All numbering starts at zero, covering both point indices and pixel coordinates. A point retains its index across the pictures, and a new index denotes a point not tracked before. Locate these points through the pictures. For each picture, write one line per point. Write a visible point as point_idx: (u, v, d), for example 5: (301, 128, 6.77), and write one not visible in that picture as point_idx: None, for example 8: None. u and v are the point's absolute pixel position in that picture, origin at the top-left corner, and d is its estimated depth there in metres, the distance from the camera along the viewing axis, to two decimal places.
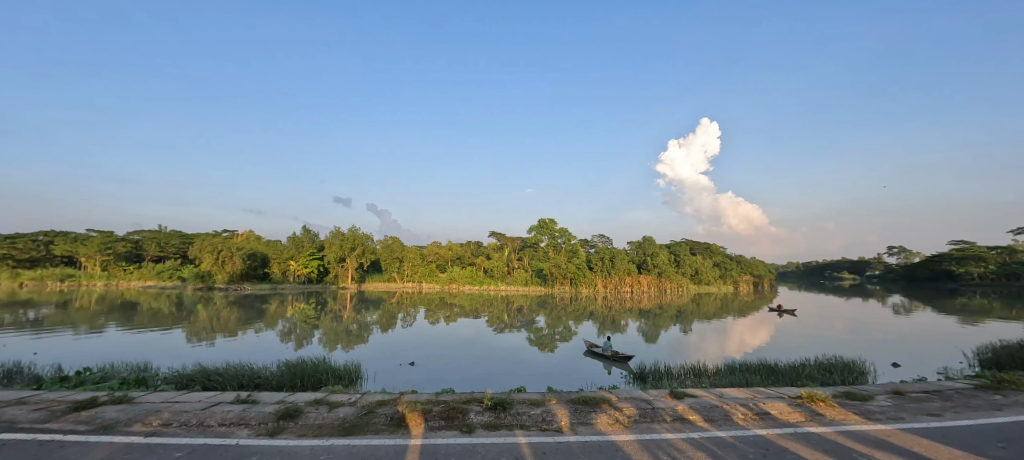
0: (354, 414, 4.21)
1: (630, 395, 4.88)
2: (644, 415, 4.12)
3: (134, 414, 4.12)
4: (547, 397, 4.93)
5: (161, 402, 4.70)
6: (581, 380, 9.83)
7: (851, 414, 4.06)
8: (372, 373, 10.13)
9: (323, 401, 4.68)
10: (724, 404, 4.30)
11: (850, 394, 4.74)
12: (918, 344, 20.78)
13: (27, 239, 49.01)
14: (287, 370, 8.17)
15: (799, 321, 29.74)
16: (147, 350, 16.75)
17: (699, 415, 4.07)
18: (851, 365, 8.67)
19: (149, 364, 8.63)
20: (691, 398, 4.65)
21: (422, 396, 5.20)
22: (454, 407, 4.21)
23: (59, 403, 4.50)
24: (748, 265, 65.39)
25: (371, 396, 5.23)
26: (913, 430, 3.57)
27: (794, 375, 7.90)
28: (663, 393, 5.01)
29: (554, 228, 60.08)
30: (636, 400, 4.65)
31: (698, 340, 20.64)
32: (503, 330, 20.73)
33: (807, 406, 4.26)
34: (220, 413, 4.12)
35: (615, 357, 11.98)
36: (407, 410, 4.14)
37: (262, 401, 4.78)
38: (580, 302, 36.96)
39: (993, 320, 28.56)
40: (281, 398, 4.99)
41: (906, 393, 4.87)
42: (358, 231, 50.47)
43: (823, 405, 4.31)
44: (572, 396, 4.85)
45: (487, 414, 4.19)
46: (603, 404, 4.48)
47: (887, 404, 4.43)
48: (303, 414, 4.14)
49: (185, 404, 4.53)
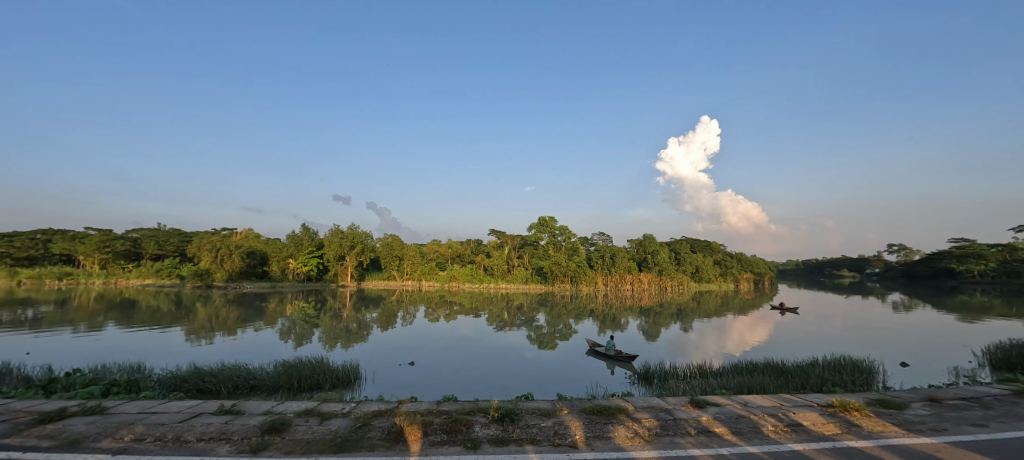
0: (346, 427, 4.01)
1: (647, 404, 4.68)
2: (665, 428, 3.93)
3: (105, 427, 3.91)
4: (557, 406, 4.74)
5: (138, 412, 4.49)
6: (586, 381, 9.45)
7: (890, 425, 3.87)
8: (372, 375, 9.71)
9: (313, 411, 4.46)
10: (751, 415, 4.11)
11: (884, 401, 4.57)
12: (922, 341, 20.67)
13: (26, 237, 48.68)
14: (283, 371, 7.97)
15: (800, 318, 29.71)
16: (140, 350, 16.33)
17: (726, 427, 3.87)
18: (866, 366, 8.46)
19: (141, 363, 8.44)
20: (713, 407, 4.46)
21: (421, 404, 4.97)
22: (456, 419, 4.01)
23: (26, 414, 4.30)
24: (749, 262, 64.99)
25: (368, 404, 5.03)
26: (962, 443, 3.38)
27: (804, 375, 7.65)
28: (683, 401, 4.82)
29: (553, 225, 59.70)
30: (654, 410, 4.46)
31: (697, 338, 20.37)
32: (504, 329, 20.39)
33: (840, 417, 4.07)
34: (199, 427, 3.92)
35: (619, 357, 11.65)
36: (406, 423, 3.93)
37: (247, 412, 4.55)
38: (580, 300, 36.89)
39: (995, 317, 28.44)
40: (269, 408, 4.76)
41: (944, 402, 4.66)
42: (358, 229, 50.19)
43: (857, 415, 4.13)
44: (585, 405, 4.65)
45: (493, 427, 3.99)
46: (620, 414, 4.29)
47: (926, 413, 4.23)
48: (290, 427, 3.93)
49: (163, 416, 4.32)
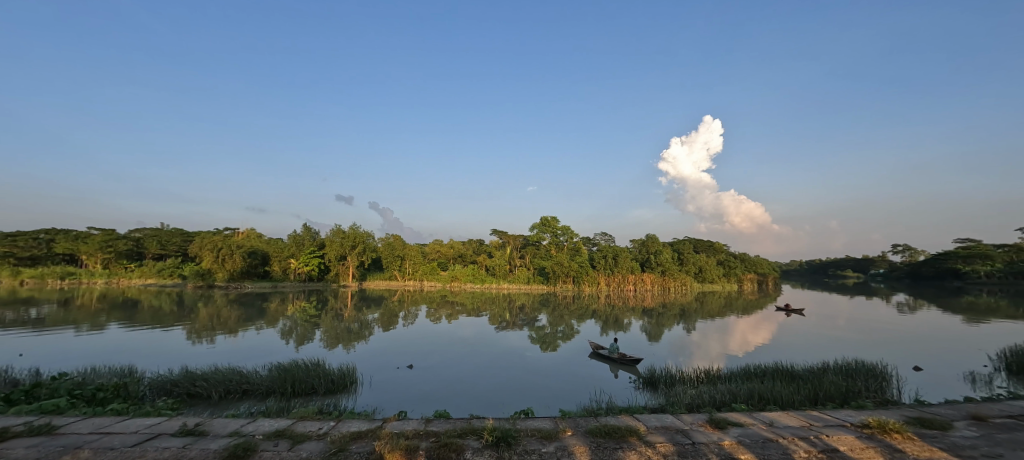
0: (318, 453, 3.81)
1: (661, 424, 4.55)
2: (683, 454, 3.79)
3: (48, 452, 3.78)
4: (559, 426, 4.52)
5: (90, 433, 4.37)
6: (590, 387, 8.98)
7: (936, 451, 3.87)
8: (368, 379, 9.30)
9: (284, 433, 4.30)
10: (780, 439, 4.06)
11: (926, 422, 4.57)
12: (929, 342, 20.47)
13: (28, 237, 48.70)
14: (276, 374, 7.74)
15: (806, 319, 29.47)
16: (139, 350, 16.11)
17: (753, 453, 3.78)
18: (879, 370, 8.25)
19: (133, 367, 8.16)
20: (734, 429, 4.37)
21: (407, 424, 4.77)
22: (446, 445, 3.80)
23: None
24: (753, 262, 64.44)
25: (348, 424, 4.83)
26: None
27: (817, 379, 7.38)
28: (701, 420, 4.73)
29: (556, 225, 59.36)
30: (669, 431, 4.35)
31: (701, 338, 20.24)
32: (505, 330, 20.32)
33: (880, 441, 4.05)
34: (153, 453, 3.82)
35: (622, 360, 11.27)
36: (386, 449, 3.70)
37: (211, 433, 4.38)
38: (582, 301, 36.71)
39: (1002, 318, 28.21)
40: (237, 428, 4.59)
41: (989, 421, 4.70)
42: (360, 229, 49.94)
43: (898, 437, 4.11)
44: (590, 425, 4.44)
45: (486, 453, 3.76)
46: (630, 437, 4.08)
47: (974, 435, 4.25)
48: (256, 453, 3.78)
49: (115, 439, 4.21)
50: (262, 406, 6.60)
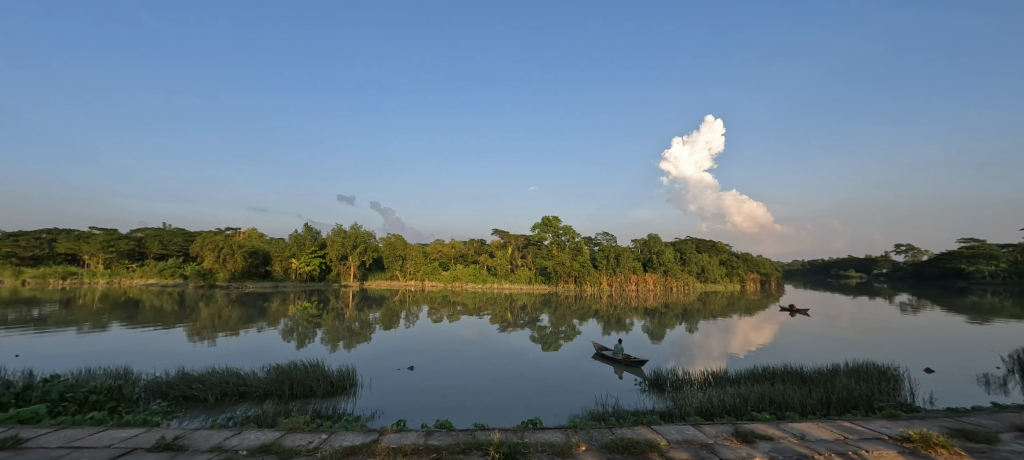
0: None
1: (682, 437, 4.39)
2: None
3: None
4: (572, 439, 4.35)
5: (60, 448, 4.21)
6: (595, 389, 8.72)
7: None
8: (367, 381, 9.05)
9: (271, 447, 4.15)
10: (816, 455, 3.92)
11: (970, 435, 4.42)
12: (936, 342, 20.22)
13: (30, 237, 48.66)
14: (274, 376, 7.57)
15: (810, 320, 29.19)
16: (140, 350, 16.00)
17: None
18: (892, 372, 8.04)
19: (129, 368, 7.99)
20: (764, 443, 4.21)
21: (406, 437, 4.59)
22: None
23: None
24: (756, 262, 63.97)
25: (340, 436, 4.63)
26: None
27: (829, 381, 7.19)
28: (725, 432, 4.56)
29: (557, 225, 59.11)
30: (692, 446, 4.17)
31: (703, 338, 20.06)
32: (507, 330, 20.19)
33: (924, 457, 3.91)
34: None
35: (626, 361, 11.05)
36: None
37: (192, 448, 4.22)
38: (584, 301, 36.48)
39: (1007, 318, 27.96)
40: (219, 442, 4.43)
41: None
42: (361, 229, 49.79)
43: (942, 452, 3.97)
44: (606, 439, 4.26)
45: None
46: (651, 452, 3.91)
47: (1020, 450, 4.11)
48: None
49: (91, 455, 4.05)
50: (258, 409, 6.42)
